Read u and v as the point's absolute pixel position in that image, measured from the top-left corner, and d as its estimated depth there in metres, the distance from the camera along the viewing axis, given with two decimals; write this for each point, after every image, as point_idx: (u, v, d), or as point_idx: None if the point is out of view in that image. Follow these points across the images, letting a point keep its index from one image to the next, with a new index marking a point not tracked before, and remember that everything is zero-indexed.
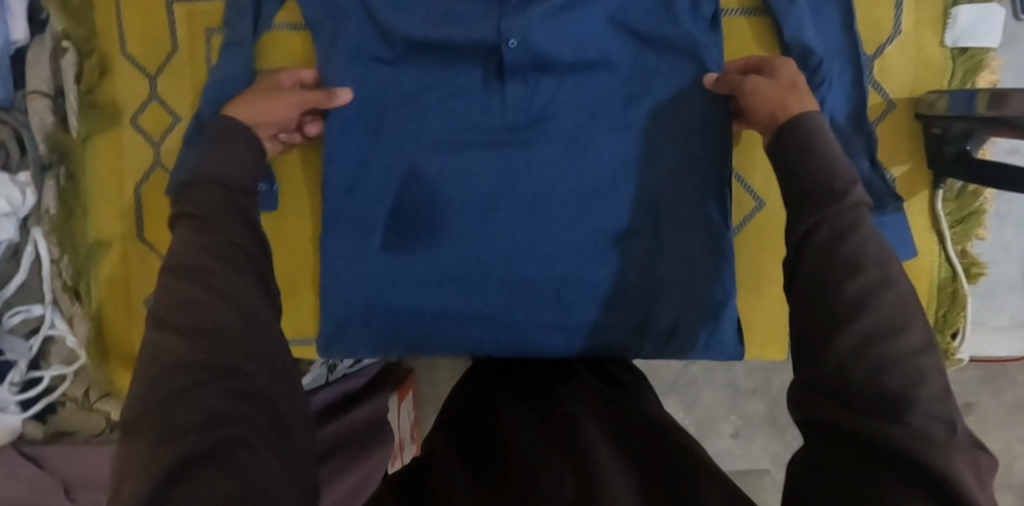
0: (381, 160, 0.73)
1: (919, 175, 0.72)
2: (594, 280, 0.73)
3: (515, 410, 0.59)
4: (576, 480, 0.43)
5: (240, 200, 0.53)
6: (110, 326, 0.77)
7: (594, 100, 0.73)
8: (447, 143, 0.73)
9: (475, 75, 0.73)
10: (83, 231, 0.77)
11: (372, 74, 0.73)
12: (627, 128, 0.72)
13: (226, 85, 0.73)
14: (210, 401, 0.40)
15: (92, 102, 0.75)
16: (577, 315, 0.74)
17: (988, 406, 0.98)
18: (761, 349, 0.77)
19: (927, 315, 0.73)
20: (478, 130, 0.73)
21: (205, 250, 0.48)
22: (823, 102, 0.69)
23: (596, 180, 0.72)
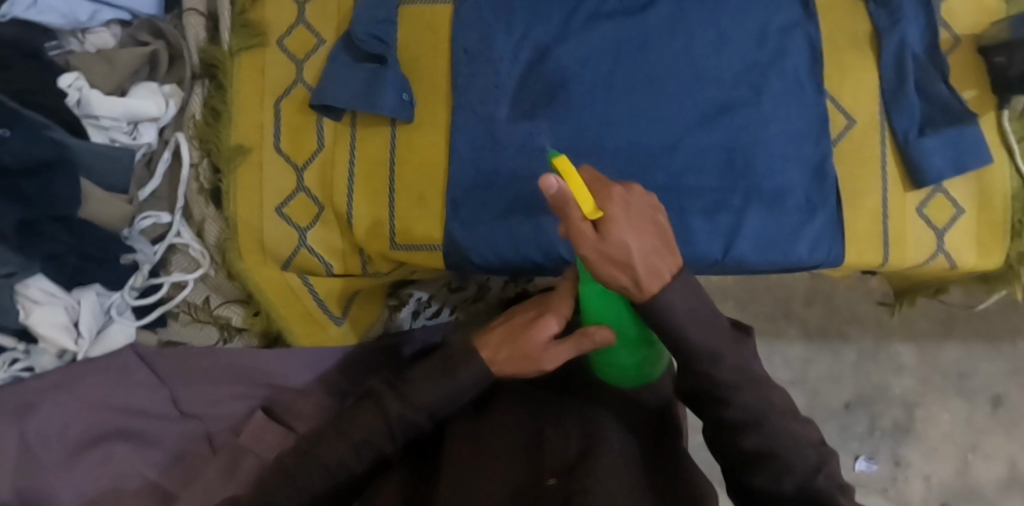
0: (508, 41, 0.81)
1: (987, 99, 0.82)
2: (702, 146, 0.80)
3: (439, 411, 0.63)
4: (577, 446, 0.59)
5: (434, 373, 0.63)
6: (242, 227, 0.81)
7: None
8: (565, 24, 0.82)
9: None
10: (225, 137, 0.81)
11: None
12: (731, 12, 0.81)
13: (378, 10, 0.81)
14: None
15: (244, 21, 0.82)
16: (687, 178, 0.80)
17: (1015, 394, 1.23)
18: (859, 253, 0.81)
19: (1006, 223, 0.81)
20: (595, 17, 0.82)
21: (438, 395, 0.62)
22: (903, 40, 0.80)
23: (699, 79, 0.80)
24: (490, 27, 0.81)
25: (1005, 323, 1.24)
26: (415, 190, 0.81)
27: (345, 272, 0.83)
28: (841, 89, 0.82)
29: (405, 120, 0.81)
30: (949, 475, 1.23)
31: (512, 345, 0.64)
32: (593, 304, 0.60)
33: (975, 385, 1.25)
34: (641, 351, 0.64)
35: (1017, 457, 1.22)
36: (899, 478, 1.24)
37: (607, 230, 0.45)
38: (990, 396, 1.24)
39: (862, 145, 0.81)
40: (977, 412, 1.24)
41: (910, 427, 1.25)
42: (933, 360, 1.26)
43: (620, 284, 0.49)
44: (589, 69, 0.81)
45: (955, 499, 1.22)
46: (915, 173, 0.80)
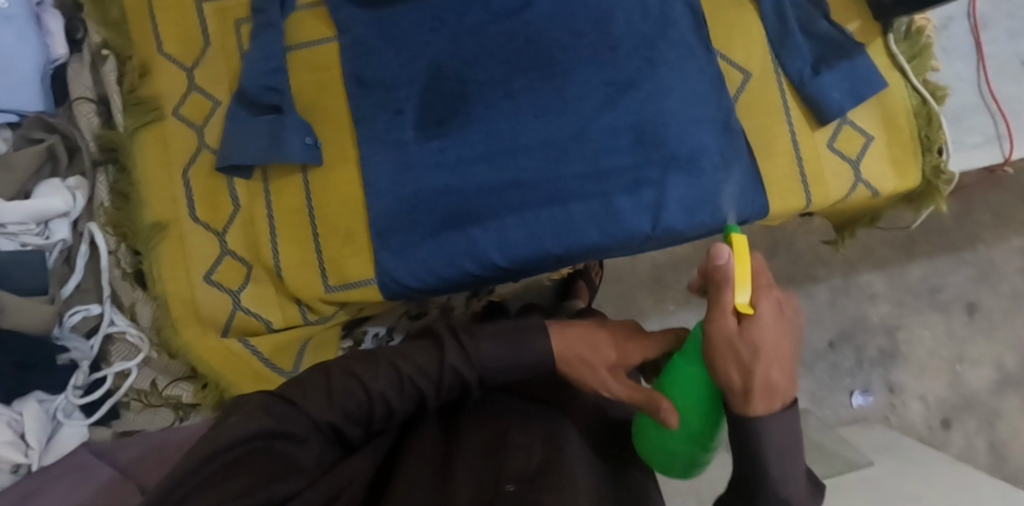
0: (401, 66, 0.82)
1: (872, 27, 0.84)
2: (610, 125, 0.81)
3: (492, 375, 0.54)
4: (543, 455, 0.49)
5: (517, 331, 0.56)
6: (174, 302, 0.80)
7: None
8: (450, 40, 0.82)
9: None
10: (140, 217, 0.80)
11: (378, 15, 0.83)
12: None
13: (268, 61, 0.81)
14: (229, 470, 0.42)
15: (136, 99, 0.82)
16: (602, 160, 0.81)
17: (987, 300, 1.29)
18: (782, 199, 0.83)
19: (914, 139, 0.83)
20: (479, 28, 0.82)
21: (502, 354, 0.54)
22: None
23: (590, 62, 0.81)
24: (381, 57, 0.82)
25: (965, 234, 1.29)
26: (339, 229, 0.81)
27: (287, 325, 0.82)
28: (731, 42, 0.83)
29: (315, 163, 0.81)
30: (944, 390, 1.29)
31: (584, 351, 0.59)
32: (683, 369, 0.53)
33: (948, 296, 1.30)
34: (698, 449, 0.54)
35: (1000, 355, 1.29)
36: (897, 403, 1.28)
37: (747, 326, 0.43)
38: (965, 304, 1.30)
39: (763, 95, 0.83)
40: (955, 322, 1.29)
41: (896, 352, 1.29)
42: (902, 280, 1.29)
43: (728, 385, 0.45)
44: (484, 76, 0.81)
45: (954, 410, 1.28)
46: (817, 110, 0.82)
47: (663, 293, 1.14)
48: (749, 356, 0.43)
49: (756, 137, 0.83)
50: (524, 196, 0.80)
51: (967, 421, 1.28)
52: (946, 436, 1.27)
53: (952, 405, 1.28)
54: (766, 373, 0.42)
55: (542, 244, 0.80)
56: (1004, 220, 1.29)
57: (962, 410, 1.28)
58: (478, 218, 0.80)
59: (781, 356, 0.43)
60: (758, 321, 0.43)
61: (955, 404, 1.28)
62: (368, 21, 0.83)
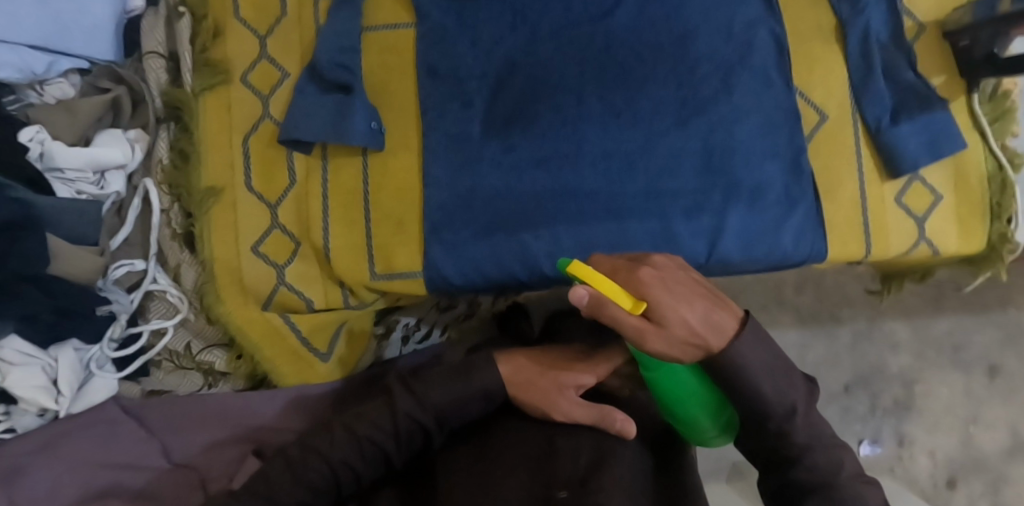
0: (473, 60, 0.81)
1: (956, 83, 0.82)
2: (677, 146, 0.79)
3: (452, 415, 0.61)
4: (589, 454, 0.59)
5: (460, 369, 0.63)
6: (219, 268, 0.78)
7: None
8: (526, 39, 0.81)
9: None
10: (197, 179, 0.79)
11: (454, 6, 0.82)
12: (694, 13, 0.80)
13: (341, 37, 0.80)
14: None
15: (207, 60, 0.81)
16: (665, 180, 0.80)
17: (1011, 365, 1.21)
18: (840, 247, 0.81)
19: (984, 203, 0.81)
20: (555, 31, 0.81)
21: (452, 394, 0.61)
22: (867, 26, 0.80)
23: (667, 80, 0.80)
24: (452, 47, 0.81)
25: (994, 294, 1.24)
26: (393, 215, 0.80)
27: (326, 306, 0.82)
28: (812, 78, 0.81)
29: (376, 147, 0.80)
30: (954, 448, 1.19)
31: (528, 379, 0.65)
32: (664, 383, 0.61)
33: (971, 355, 1.23)
34: (711, 420, 0.64)
35: (1019, 422, 1.19)
36: (904, 457, 1.20)
37: (654, 316, 0.53)
38: (986, 367, 1.22)
39: (836, 137, 0.81)
40: (975, 383, 1.21)
41: (911, 403, 1.23)
42: (927, 332, 1.25)
43: (693, 356, 0.56)
44: (555, 79, 0.80)
45: (963, 470, 1.18)
46: (890, 161, 0.80)
47: None
48: (696, 338, 0.54)
49: (823, 177, 0.81)
50: (581, 206, 0.79)
51: (975, 482, 1.17)
52: (951, 496, 1.17)
53: (959, 464, 1.18)
54: (701, 316, 0.54)
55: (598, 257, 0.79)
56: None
57: (971, 471, 1.18)
58: (531, 223, 0.79)
59: (693, 310, 0.54)
60: (661, 311, 0.52)
61: (963, 465, 1.18)
62: (446, 11, 0.81)
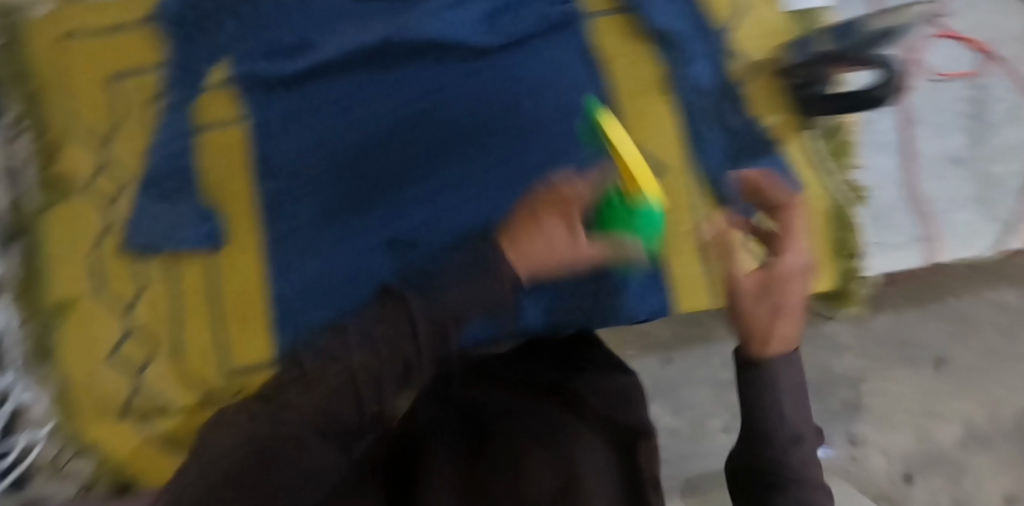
0: (302, 145, 0.81)
1: (791, 121, 0.81)
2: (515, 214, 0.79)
3: (491, 421, 0.55)
4: (555, 472, 0.47)
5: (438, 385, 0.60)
6: (72, 383, 0.80)
7: (477, 64, 0.80)
8: (352, 121, 0.80)
9: (368, 63, 0.80)
10: (43, 297, 0.81)
11: (278, 97, 0.82)
12: (517, 80, 0.80)
13: (174, 142, 0.83)
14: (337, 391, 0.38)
15: (48, 178, 0.83)
16: None
17: (959, 357, 1.20)
18: (687, 298, 0.80)
19: (829, 241, 0.80)
20: (381, 110, 0.80)
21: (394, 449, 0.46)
22: (688, 77, 0.81)
23: (496, 153, 0.80)
24: (277, 138, 0.82)
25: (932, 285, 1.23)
26: (241, 310, 0.82)
27: (184, 406, 0.82)
28: (639, 131, 0.81)
29: (214, 247, 0.82)
30: (911, 445, 1.17)
31: None
32: (620, 216, 0.56)
33: (918, 349, 1.21)
34: (653, 239, 0.65)
35: (970, 411, 1.18)
36: (858, 456, 1.17)
37: (565, 219, 0.42)
38: (933, 358, 1.21)
39: (672, 188, 0.80)
40: (924, 374, 1.20)
41: (860, 402, 1.19)
42: (870, 330, 1.21)
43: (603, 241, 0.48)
44: (388, 160, 0.80)
45: (919, 465, 1.16)
46: (726, 209, 0.79)
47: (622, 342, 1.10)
48: (568, 245, 0.42)
49: (662, 230, 0.80)
50: None
51: (934, 476, 1.16)
52: (909, 490, 1.15)
53: (915, 459, 1.17)
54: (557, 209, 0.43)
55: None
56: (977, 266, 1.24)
57: (929, 466, 1.16)
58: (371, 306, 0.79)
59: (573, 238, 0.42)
60: (565, 236, 0.42)
61: (920, 460, 1.17)
62: (269, 102, 0.82)
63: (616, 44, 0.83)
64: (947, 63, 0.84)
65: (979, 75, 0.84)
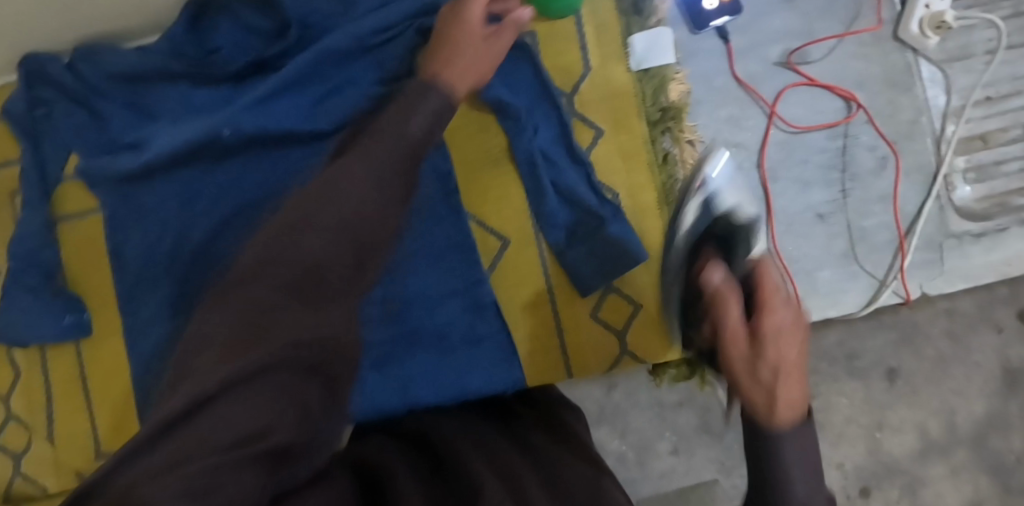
0: (155, 231, 0.83)
1: (639, 191, 0.78)
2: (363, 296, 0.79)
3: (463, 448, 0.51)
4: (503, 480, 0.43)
5: (512, 443, 0.54)
6: None
7: (314, 151, 0.81)
8: (201, 211, 0.83)
9: (207, 158, 0.82)
10: None
11: (120, 191, 0.83)
12: None
13: (27, 239, 0.82)
14: (310, 261, 0.49)
15: None
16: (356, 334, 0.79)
17: (910, 368, 0.97)
18: (541, 373, 0.79)
19: None
20: (229, 199, 0.83)
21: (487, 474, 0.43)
22: (531, 144, 0.77)
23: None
24: (124, 227, 0.83)
25: None
26: (108, 398, 0.84)
27: (61, 489, 0.84)
28: (486, 205, 0.79)
29: (83, 335, 0.84)
30: (862, 458, 0.97)
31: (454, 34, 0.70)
32: None
33: (865, 363, 0.96)
34: None
35: (923, 420, 0.97)
36: (812, 473, 0.96)
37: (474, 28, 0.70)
38: (884, 371, 0.98)
39: (521, 262, 0.79)
40: (874, 390, 0.97)
41: (810, 420, 0.96)
42: (816, 346, 0.96)
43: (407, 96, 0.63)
44: (236, 245, 0.82)
45: (877, 477, 0.96)
46: (575, 284, 0.78)
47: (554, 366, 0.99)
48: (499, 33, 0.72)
49: (509, 306, 0.80)
50: None
51: (890, 487, 0.96)
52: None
53: (872, 472, 0.96)
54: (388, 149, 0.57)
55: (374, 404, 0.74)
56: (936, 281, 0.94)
57: (884, 478, 0.96)
58: None
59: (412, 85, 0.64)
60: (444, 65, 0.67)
61: (876, 472, 0.96)
62: (111, 197, 0.83)
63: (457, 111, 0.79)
64: (805, 113, 0.79)
65: (846, 125, 0.79)
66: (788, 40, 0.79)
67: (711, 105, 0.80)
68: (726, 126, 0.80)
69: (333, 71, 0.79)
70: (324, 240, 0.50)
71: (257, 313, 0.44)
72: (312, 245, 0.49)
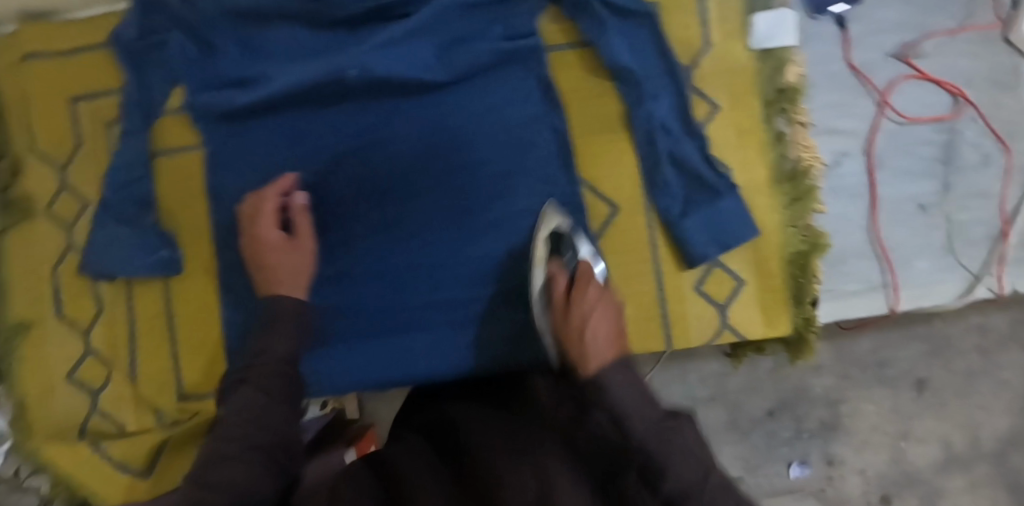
0: (261, 173, 0.82)
1: (753, 167, 0.79)
2: (467, 251, 0.83)
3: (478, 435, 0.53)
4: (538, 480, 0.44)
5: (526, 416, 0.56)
6: (31, 401, 0.81)
7: (429, 103, 0.80)
8: (308, 155, 0.82)
9: (320, 101, 0.81)
10: (5, 316, 0.83)
11: (227, 129, 0.82)
12: (470, 120, 0.80)
13: (125, 170, 0.81)
14: (235, 432, 0.57)
15: (7, 200, 0.83)
16: (459, 286, 0.83)
17: (939, 379, 1.01)
18: (644, 340, 0.80)
19: (786, 288, 0.79)
20: (337, 147, 0.82)
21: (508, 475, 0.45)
22: (651, 114, 0.78)
23: (451, 184, 0.81)
24: (229, 168, 0.82)
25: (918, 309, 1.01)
26: (194, 338, 0.83)
27: (140, 428, 0.83)
28: (597, 172, 0.80)
29: (174, 273, 0.82)
30: (885, 465, 1.02)
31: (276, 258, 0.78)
32: None
33: (896, 372, 1.02)
34: None
35: (947, 433, 1.02)
36: (834, 477, 1.02)
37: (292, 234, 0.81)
38: (913, 381, 1.02)
39: (630, 231, 0.80)
40: (902, 399, 1.02)
41: (838, 423, 1.02)
42: (849, 353, 1.02)
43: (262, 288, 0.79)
44: (344, 192, 0.82)
45: (897, 485, 1.02)
46: (684, 254, 0.79)
47: None
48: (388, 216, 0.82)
49: (616, 273, 0.80)
50: (378, 317, 0.84)
51: (910, 496, 1.02)
52: None
53: (891, 480, 1.02)
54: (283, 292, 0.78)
55: (366, 378, 0.84)
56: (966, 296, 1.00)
57: (905, 487, 1.02)
58: (342, 333, 0.84)
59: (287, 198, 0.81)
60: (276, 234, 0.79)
61: (896, 481, 1.02)
62: (217, 134, 0.82)
63: (576, 77, 0.80)
64: (914, 105, 0.81)
65: (953, 119, 0.81)
66: (901, 33, 0.81)
67: (826, 90, 0.81)
68: (839, 111, 0.81)
69: (457, 23, 0.78)
70: (239, 464, 0.54)
71: None
72: (255, 426, 0.57)
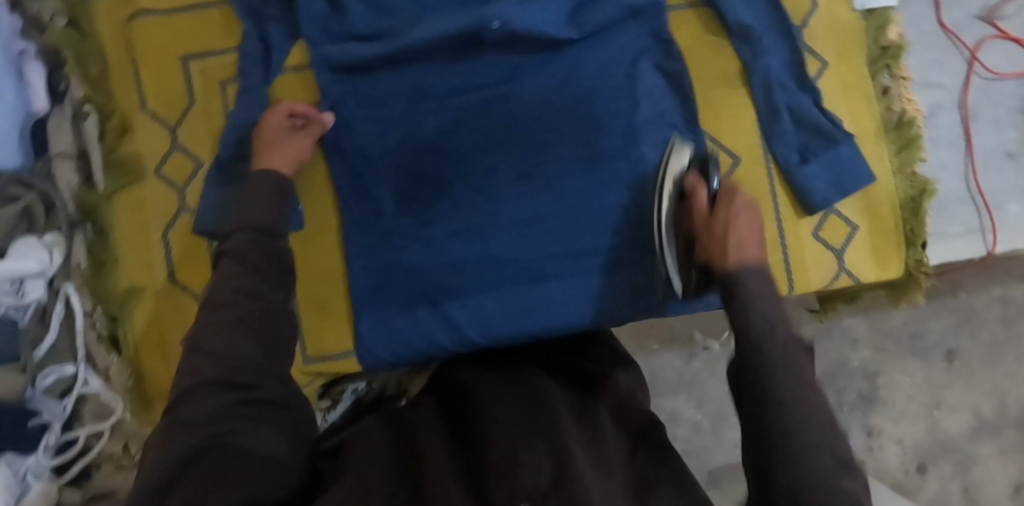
0: (384, 127, 0.81)
1: (865, 117, 0.84)
2: (593, 205, 0.81)
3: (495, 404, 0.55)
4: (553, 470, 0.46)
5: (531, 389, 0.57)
6: (149, 370, 0.79)
7: (553, 58, 0.82)
8: (431, 109, 0.81)
9: (444, 56, 0.81)
10: (114, 281, 0.80)
11: (348, 84, 0.81)
12: (597, 74, 0.81)
13: (244, 125, 0.79)
14: (236, 321, 0.51)
15: (117, 159, 0.81)
16: (588, 240, 0.81)
17: (969, 349, 1.01)
18: None
19: (898, 230, 0.83)
20: (462, 102, 0.81)
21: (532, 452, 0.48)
22: (768, 69, 0.81)
23: (581, 137, 0.80)
24: (352, 126, 0.81)
25: (944, 281, 1.01)
26: (318, 296, 0.84)
27: None
28: (716, 124, 0.83)
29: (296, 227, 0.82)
30: (921, 435, 1.01)
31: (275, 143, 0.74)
32: None
33: (927, 343, 1.01)
34: None
35: (978, 401, 1.01)
36: (874, 448, 1.01)
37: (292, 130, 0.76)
38: (943, 352, 1.01)
39: (752, 180, 0.82)
40: (934, 370, 1.01)
41: (875, 395, 1.01)
42: (884, 324, 1.01)
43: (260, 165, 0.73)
44: (468, 145, 0.81)
45: (932, 454, 1.01)
46: (803, 199, 0.82)
47: (648, 330, 1.01)
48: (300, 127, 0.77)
49: None
50: (499, 275, 0.81)
51: (944, 464, 1.01)
52: (923, 483, 1.00)
53: (927, 450, 1.01)
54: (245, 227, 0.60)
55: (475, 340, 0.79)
56: (985, 264, 1.00)
57: (940, 456, 1.01)
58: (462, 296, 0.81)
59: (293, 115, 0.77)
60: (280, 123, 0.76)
61: (932, 450, 1.01)
62: (339, 86, 0.81)
63: (692, 35, 0.84)
64: (1002, 63, 0.87)
65: None
66: None
67: (920, 48, 0.87)
68: (934, 68, 0.87)
69: None
70: (241, 332, 0.51)
71: (204, 433, 0.45)
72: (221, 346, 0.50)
